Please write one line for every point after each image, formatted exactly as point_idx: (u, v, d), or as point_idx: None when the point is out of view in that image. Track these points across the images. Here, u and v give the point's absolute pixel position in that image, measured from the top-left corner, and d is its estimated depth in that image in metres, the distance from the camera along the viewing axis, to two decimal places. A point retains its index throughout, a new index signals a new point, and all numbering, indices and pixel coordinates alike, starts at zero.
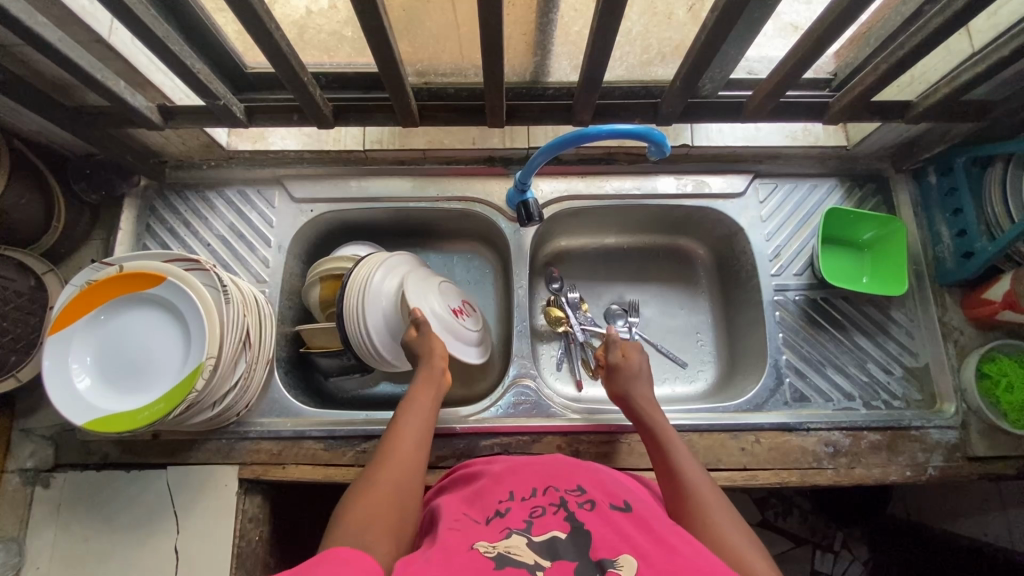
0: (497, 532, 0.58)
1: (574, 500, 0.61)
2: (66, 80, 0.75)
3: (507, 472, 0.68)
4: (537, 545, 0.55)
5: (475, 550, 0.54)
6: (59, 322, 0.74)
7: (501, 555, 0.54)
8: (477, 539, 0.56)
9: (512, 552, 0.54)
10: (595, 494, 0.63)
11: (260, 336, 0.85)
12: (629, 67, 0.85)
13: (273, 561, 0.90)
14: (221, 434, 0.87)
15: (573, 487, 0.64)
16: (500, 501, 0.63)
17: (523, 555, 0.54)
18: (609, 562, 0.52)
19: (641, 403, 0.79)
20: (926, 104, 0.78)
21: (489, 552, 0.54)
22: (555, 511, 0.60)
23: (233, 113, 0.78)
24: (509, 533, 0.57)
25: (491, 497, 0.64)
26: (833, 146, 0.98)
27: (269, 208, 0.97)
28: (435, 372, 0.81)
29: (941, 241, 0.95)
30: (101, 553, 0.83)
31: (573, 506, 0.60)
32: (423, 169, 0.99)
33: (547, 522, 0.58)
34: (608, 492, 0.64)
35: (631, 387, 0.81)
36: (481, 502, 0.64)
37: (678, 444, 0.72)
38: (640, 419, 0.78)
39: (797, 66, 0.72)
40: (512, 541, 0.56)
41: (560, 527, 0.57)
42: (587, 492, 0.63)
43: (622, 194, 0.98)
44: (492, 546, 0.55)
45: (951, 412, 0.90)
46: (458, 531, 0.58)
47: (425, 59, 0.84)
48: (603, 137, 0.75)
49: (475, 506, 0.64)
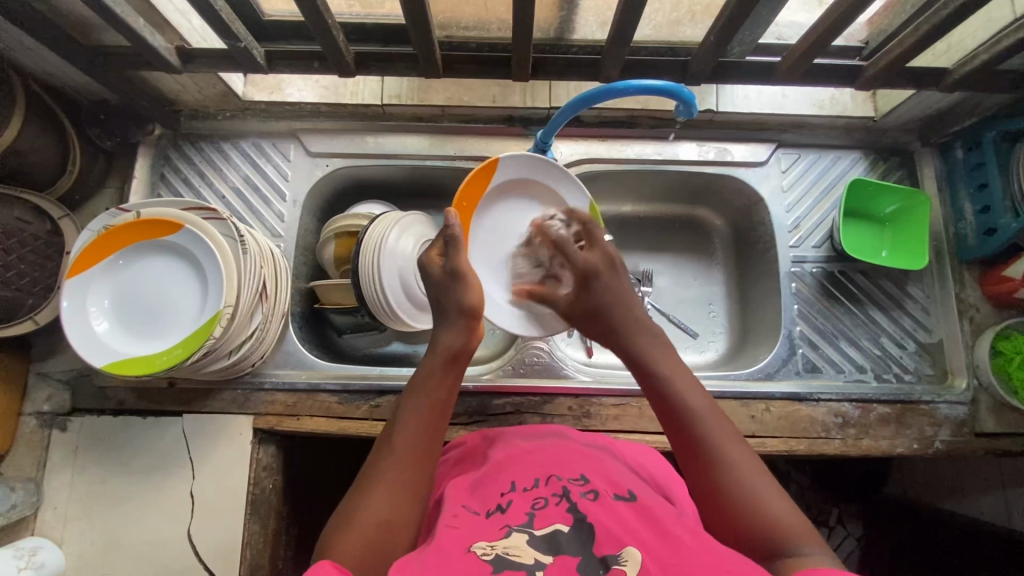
0: (497, 530, 0.57)
1: (577, 490, 0.61)
2: (83, 16, 0.73)
3: (509, 460, 0.68)
4: (539, 543, 0.55)
5: (471, 553, 0.53)
6: (78, 266, 0.74)
7: (499, 557, 0.53)
8: (475, 541, 0.55)
9: (511, 553, 0.53)
10: (598, 484, 0.63)
11: (276, 288, 0.84)
12: (658, 25, 0.83)
13: (285, 509, 0.92)
14: (237, 385, 0.88)
15: (576, 476, 0.64)
16: (502, 494, 0.63)
17: (522, 555, 0.53)
18: (613, 558, 0.51)
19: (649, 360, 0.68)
20: (962, 71, 0.77)
21: (486, 554, 0.53)
22: (557, 502, 0.59)
23: (252, 57, 0.76)
24: (509, 530, 0.56)
25: (493, 490, 0.64)
26: (860, 117, 0.96)
27: (285, 161, 0.96)
28: (451, 345, 0.69)
29: (964, 217, 0.93)
30: (118, 496, 0.84)
31: (576, 497, 0.60)
32: (441, 127, 0.97)
33: (549, 514, 0.58)
34: (613, 483, 0.64)
35: (601, 317, 0.73)
36: (482, 491, 0.64)
37: (694, 400, 0.64)
38: (642, 370, 0.68)
39: (834, 27, 0.70)
40: (511, 541, 0.55)
41: (563, 520, 0.57)
42: (590, 481, 0.63)
43: (643, 158, 0.97)
44: (489, 547, 0.54)
45: (963, 388, 0.90)
46: (456, 530, 0.57)
47: (448, 9, 0.81)
48: (630, 92, 0.74)
49: (476, 495, 0.64)
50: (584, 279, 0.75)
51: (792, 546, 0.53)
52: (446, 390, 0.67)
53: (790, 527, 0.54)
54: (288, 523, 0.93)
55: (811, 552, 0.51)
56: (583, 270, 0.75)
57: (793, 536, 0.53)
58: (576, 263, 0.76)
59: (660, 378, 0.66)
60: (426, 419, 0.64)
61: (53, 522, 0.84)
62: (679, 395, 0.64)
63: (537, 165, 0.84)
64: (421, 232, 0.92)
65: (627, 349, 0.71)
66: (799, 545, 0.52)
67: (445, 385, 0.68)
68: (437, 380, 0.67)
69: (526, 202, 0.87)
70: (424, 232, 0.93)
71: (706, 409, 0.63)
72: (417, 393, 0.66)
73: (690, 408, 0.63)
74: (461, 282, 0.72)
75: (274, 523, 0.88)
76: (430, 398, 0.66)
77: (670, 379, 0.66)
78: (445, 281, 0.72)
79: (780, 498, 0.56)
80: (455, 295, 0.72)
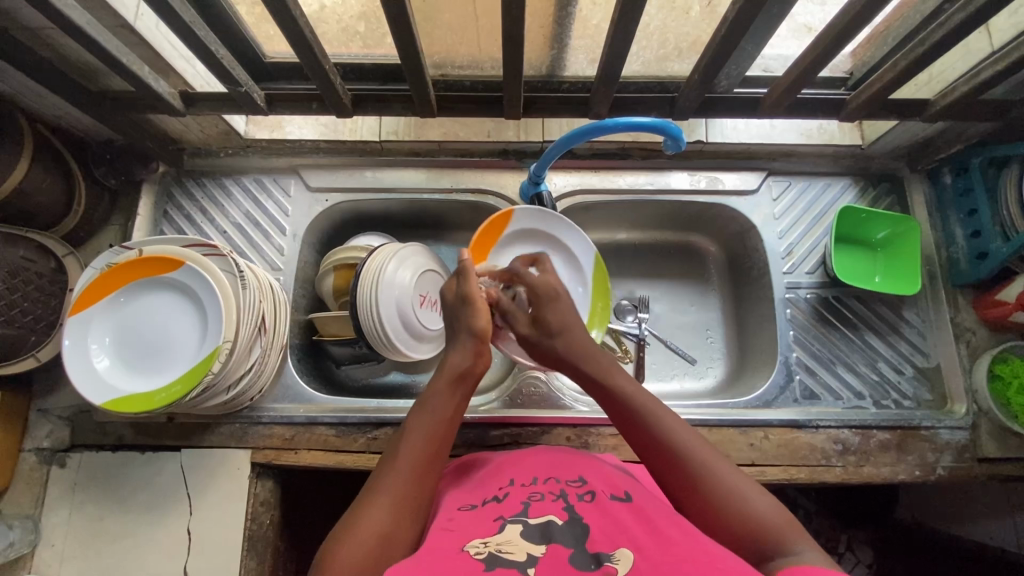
0: (492, 523, 0.56)
1: (575, 491, 0.61)
2: (90, 64, 0.76)
3: (510, 463, 0.69)
4: (532, 534, 0.54)
5: (466, 551, 0.52)
6: (80, 304, 0.75)
7: (493, 555, 0.51)
8: (469, 540, 0.54)
9: (504, 550, 0.52)
10: (595, 485, 0.63)
11: (275, 321, 0.85)
12: (646, 62, 0.85)
13: (281, 544, 0.91)
14: (235, 418, 0.88)
15: (574, 478, 0.64)
16: (501, 488, 0.64)
17: (515, 552, 0.51)
18: (606, 556, 0.50)
19: (616, 383, 0.68)
20: (945, 102, 0.79)
21: (480, 553, 0.51)
22: (554, 499, 0.60)
23: (254, 100, 0.79)
24: (503, 524, 0.56)
25: (492, 485, 0.65)
26: (849, 144, 0.97)
27: (285, 197, 0.98)
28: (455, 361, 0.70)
29: (955, 242, 0.94)
30: (115, 532, 0.84)
31: (572, 498, 0.60)
32: (437, 161, 1.00)
33: (546, 507, 0.58)
34: (610, 483, 0.64)
35: (554, 334, 0.74)
36: (482, 489, 0.65)
37: (661, 412, 0.64)
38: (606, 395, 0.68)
39: (815, 62, 0.72)
40: (505, 538, 0.53)
41: (557, 514, 0.57)
42: (587, 482, 0.63)
43: (636, 188, 0.99)
44: (483, 545, 0.52)
45: (962, 413, 0.89)
46: (451, 531, 0.56)
47: (443, 51, 0.84)
48: (619, 129, 0.76)
49: (474, 494, 0.64)
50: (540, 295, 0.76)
51: (786, 545, 0.52)
52: (451, 408, 0.67)
53: (780, 527, 0.53)
54: (285, 558, 0.93)
55: (803, 549, 0.51)
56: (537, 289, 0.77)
57: (784, 537, 0.53)
58: (532, 283, 0.77)
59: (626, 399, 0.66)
60: (429, 435, 0.64)
61: (49, 561, 0.83)
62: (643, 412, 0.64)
63: (544, 218, 0.92)
64: (416, 258, 0.93)
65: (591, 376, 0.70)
66: (791, 543, 0.52)
67: (450, 401, 0.67)
68: (443, 397, 0.67)
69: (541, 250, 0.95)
70: (417, 263, 0.93)
71: (678, 425, 0.63)
72: (422, 409, 0.66)
73: (656, 423, 0.63)
74: (470, 307, 0.74)
75: (271, 558, 0.87)
76: (435, 417, 0.65)
77: (633, 395, 0.66)
78: (456, 303, 0.75)
79: (763, 498, 0.56)
80: (465, 318, 0.73)
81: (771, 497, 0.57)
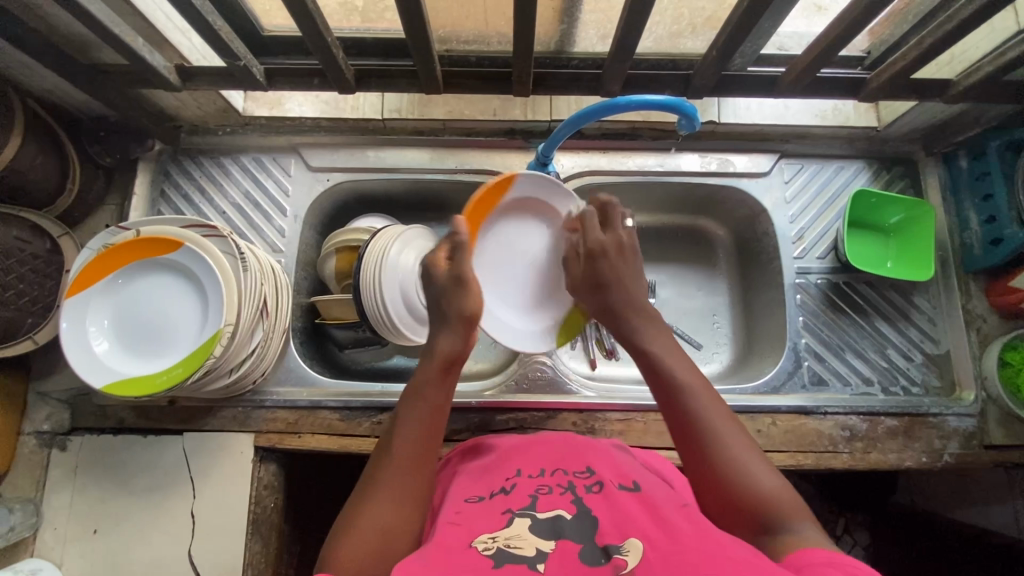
0: (500, 517, 0.56)
1: (583, 483, 0.60)
2: (82, 35, 0.73)
3: (516, 450, 0.68)
4: (541, 528, 0.53)
5: (473, 547, 0.51)
6: (77, 285, 0.73)
7: (501, 550, 0.51)
8: (477, 535, 0.53)
9: (512, 545, 0.51)
10: (604, 475, 0.61)
11: (277, 303, 0.83)
12: (659, 37, 0.82)
13: (286, 527, 0.91)
14: (238, 403, 0.87)
15: (583, 469, 0.63)
16: (507, 479, 0.63)
17: (523, 547, 0.51)
18: (615, 548, 0.50)
19: (649, 342, 0.66)
20: (966, 82, 0.76)
21: (488, 548, 0.51)
22: (562, 492, 0.58)
23: (253, 75, 0.76)
24: (512, 519, 0.55)
25: (499, 475, 0.64)
26: (864, 126, 0.95)
27: (285, 176, 0.96)
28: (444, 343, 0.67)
29: (969, 227, 0.92)
30: (118, 515, 0.84)
31: (582, 490, 0.59)
32: (442, 140, 0.97)
33: (553, 501, 0.57)
34: (619, 474, 0.63)
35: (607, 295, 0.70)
36: (489, 479, 0.64)
37: (694, 381, 0.62)
38: (638, 352, 0.66)
39: (836, 41, 0.70)
40: (513, 533, 0.53)
41: (566, 508, 0.56)
42: (596, 473, 0.62)
43: (645, 170, 0.96)
44: (491, 541, 0.52)
45: (971, 400, 0.89)
46: (459, 526, 0.55)
47: (448, 24, 0.81)
48: (631, 107, 0.74)
49: (482, 484, 0.63)
50: (591, 256, 0.72)
51: (782, 521, 0.52)
52: (442, 394, 0.64)
53: (776, 499, 0.53)
54: (290, 540, 0.93)
55: (802, 530, 0.51)
56: (592, 247, 0.73)
57: (780, 511, 0.53)
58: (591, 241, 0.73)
59: (656, 360, 0.64)
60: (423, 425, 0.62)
61: (51, 544, 0.83)
62: (670, 371, 0.63)
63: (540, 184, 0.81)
64: (418, 238, 0.90)
65: (636, 339, 0.67)
66: (786, 519, 0.52)
67: (439, 388, 0.65)
68: (430, 388, 0.64)
69: (533, 220, 0.85)
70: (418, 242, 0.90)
71: (700, 387, 0.61)
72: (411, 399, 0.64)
73: (680, 383, 0.62)
74: (462, 288, 0.69)
75: (275, 542, 0.87)
76: (427, 406, 0.63)
77: (663, 358, 0.64)
78: (449, 285, 0.68)
79: (768, 473, 0.55)
80: (457, 301, 0.68)
81: (777, 473, 0.56)
